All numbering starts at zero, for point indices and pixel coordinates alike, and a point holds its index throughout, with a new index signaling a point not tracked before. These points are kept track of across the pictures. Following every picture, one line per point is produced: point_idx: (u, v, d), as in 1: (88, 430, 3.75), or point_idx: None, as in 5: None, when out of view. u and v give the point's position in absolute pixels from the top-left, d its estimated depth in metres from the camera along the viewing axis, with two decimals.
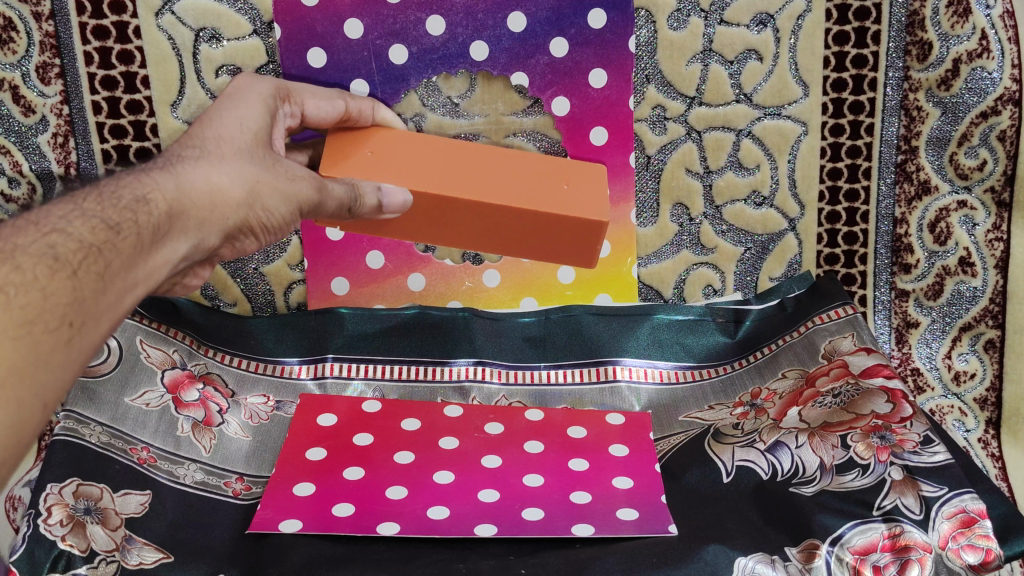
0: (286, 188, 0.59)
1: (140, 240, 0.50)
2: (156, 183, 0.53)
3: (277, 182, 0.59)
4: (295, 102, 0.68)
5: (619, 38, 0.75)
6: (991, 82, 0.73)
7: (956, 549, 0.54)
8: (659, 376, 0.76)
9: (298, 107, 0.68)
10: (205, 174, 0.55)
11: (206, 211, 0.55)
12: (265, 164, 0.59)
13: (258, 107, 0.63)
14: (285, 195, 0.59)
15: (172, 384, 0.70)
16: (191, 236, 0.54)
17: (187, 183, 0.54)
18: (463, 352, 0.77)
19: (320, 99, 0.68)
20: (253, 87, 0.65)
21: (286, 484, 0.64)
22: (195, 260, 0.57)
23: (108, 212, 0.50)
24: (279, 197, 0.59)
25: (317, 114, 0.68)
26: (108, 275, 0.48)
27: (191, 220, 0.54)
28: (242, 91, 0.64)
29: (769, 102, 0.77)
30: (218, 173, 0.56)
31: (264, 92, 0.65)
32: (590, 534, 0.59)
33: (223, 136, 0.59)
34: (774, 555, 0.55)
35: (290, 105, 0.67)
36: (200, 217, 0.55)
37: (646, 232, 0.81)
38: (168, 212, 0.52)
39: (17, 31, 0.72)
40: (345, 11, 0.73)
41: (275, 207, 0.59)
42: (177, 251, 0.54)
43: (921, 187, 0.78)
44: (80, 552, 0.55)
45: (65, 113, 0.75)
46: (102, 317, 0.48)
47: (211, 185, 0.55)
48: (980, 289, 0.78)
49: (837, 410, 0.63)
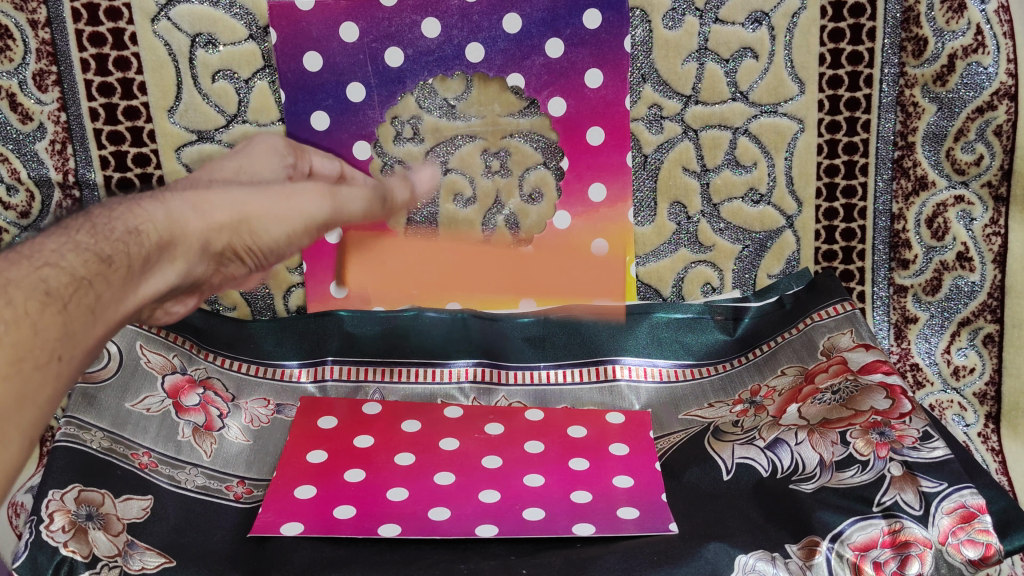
0: (287, 211, 0.57)
1: (129, 273, 0.51)
2: (148, 214, 0.53)
3: (275, 203, 0.57)
4: (304, 159, 0.72)
5: (614, 38, 0.75)
6: (987, 77, 0.73)
7: (957, 544, 0.54)
8: (659, 375, 0.76)
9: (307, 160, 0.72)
10: (196, 207, 0.55)
11: (200, 237, 0.54)
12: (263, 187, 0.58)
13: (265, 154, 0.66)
14: (287, 219, 0.57)
15: (173, 389, 0.70)
16: (179, 264, 0.54)
17: (179, 210, 0.54)
18: (460, 352, 0.77)
19: (325, 158, 0.74)
20: (263, 149, 0.69)
21: (287, 487, 0.64)
22: (182, 288, 0.57)
23: (100, 244, 0.50)
24: (280, 217, 0.57)
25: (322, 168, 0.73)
26: (97, 302, 0.49)
27: (182, 247, 0.54)
28: (251, 153, 0.68)
29: (765, 99, 0.77)
30: (212, 203, 0.55)
31: (274, 144, 0.70)
32: (592, 533, 0.59)
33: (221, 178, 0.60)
34: (774, 552, 0.55)
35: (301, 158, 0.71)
36: (193, 244, 0.54)
37: (645, 230, 0.81)
38: (157, 243, 0.52)
39: (14, 39, 0.73)
40: (339, 14, 0.74)
41: (265, 229, 0.56)
42: (165, 280, 0.54)
43: (918, 183, 0.78)
44: (82, 557, 0.55)
45: (63, 120, 0.75)
46: (93, 343, 0.49)
47: (205, 212, 0.55)
48: (978, 284, 0.78)
49: (837, 406, 0.63)
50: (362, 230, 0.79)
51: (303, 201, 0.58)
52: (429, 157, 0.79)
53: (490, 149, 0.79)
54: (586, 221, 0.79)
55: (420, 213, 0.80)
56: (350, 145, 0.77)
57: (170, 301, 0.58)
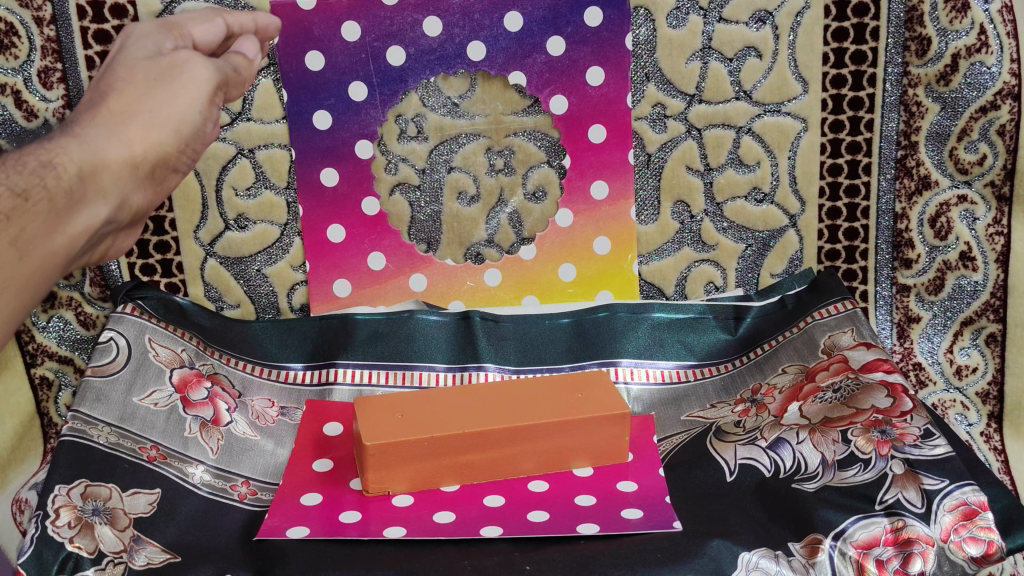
0: (185, 103, 0.56)
1: (52, 209, 0.50)
2: (61, 147, 0.51)
3: (174, 102, 0.56)
4: (185, 34, 0.62)
5: (615, 36, 0.75)
6: (990, 77, 0.73)
7: (959, 541, 0.54)
8: (661, 376, 0.76)
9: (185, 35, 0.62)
10: (112, 129, 0.53)
11: (125, 164, 0.54)
12: (159, 84, 0.56)
13: (152, 36, 0.60)
14: (184, 112, 0.56)
15: (181, 383, 0.70)
16: (111, 195, 0.53)
17: (95, 138, 0.53)
18: (464, 357, 0.76)
19: (204, 23, 0.63)
20: (135, 40, 0.60)
21: (294, 494, 0.63)
22: (121, 218, 0.57)
23: (14, 178, 0.49)
24: (179, 120, 0.56)
25: (203, 39, 0.63)
26: (20, 241, 0.49)
27: (109, 177, 0.53)
28: (124, 48, 0.59)
29: (768, 98, 0.78)
30: (124, 124, 0.54)
31: (145, 29, 0.61)
32: (596, 531, 0.57)
33: (118, 70, 0.56)
34: (778, 550, 0.55)
35: (177, 38, 0.61)
36: (122, 172, 0.53)
37: (647, 229, 0.81)
38: (78, 175, 0.51)
39: (19, 36, 0.72)
40: (341, 14, 0.74)
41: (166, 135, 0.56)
42: (98, 215, 0.53)
43: (922, 183, 0.78)
44: (88, 553, 0.55)
45: (67, 117, 0.75)
46: (23, 285, 0.50)
47: (121, 136, 0.53)
48: (982, 283, 0.78)
49: (838, 405, 0.63)
50: (362, 230, 0.79)
51: (197, 88, 0.57)
52: (433, 157, 0.79)
53: (493, 147, 0.79)
54: (587, 219, 0.80)
55: (423, 211, 0.80)
56: (352, 144, 0.77)
57: (109, 233, 0.58)
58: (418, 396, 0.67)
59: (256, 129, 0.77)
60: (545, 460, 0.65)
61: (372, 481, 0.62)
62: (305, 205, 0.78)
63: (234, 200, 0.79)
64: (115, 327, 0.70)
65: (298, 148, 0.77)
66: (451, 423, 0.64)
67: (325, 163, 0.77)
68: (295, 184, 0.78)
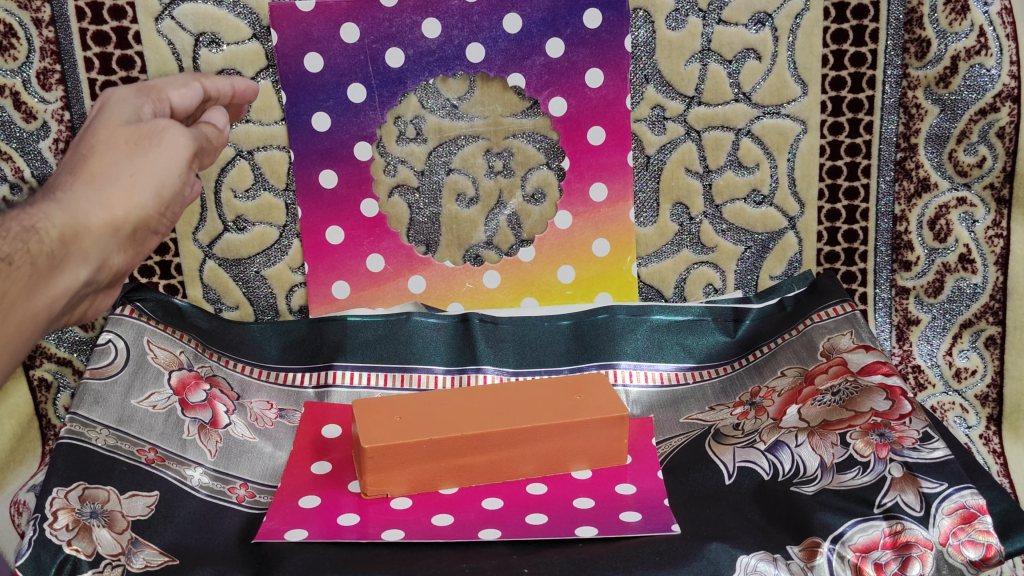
0: (168, 166, 0.55)
1: (34, 271, 0.49)
2: (44, 212, 0.50)
3: (157, 165, 0.54)
4: (164, 97, 0.62)
5: (615, 38, 0.75)
6: (990, 79, 0.73)
7: (957, 545, 0.54)
8: (660, 378, 0.76)
9: (165, 100, 0.62)
10: (93, 193, 0.52)
11: (108, 226, 0.52)
12: (142, 147, 0.54)
13: (131, 98, 0.59)
14: (167, 177, 0.55)
15: (180, 385, 0.70)
16: (92, 258, 0.52)
17: (79, 201, 0.51)
18: (463, 359, 0.76)
19: (182, 87, 0.63)
20: (114, 100, 0.58)
21: (292, 497, 0.63)
22: (100, 280, 0.55)
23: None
24: (162, 183, 0.54)
25: (182, 103, 0.63)
26: (1, 309, 0.48)
27: (90, 240, 0.52)
28: (102, 108, 0.58)
29: (767, 100, 0.77)
30: (105, 188, 0.52)
31: (123, 91, 0.60)
32: (595, 534, 0.57)
33: (102, 130, 0.55)
34: (776, 553, 0.55)
35: (158, 102, 0.61)
36: (104, 235, 0.52)
37: (646, 231, 0.81)
38: (61, 239, 0.50)
39: (18, 37, 0.72)
40: (340, 15, 0.74)
41: (149, 198, 0.54)
42: (77, 278, 0.52)
43: (921, 185, 0.77)
44: (86, 556, 0.55)
45: (66, 118, 0.75)
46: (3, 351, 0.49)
47: (103, 199, 0.52)
48: (980, 286, 0.78)
49: (837, 408, 0.63)
50: (360, 232, 0.79)
51: (181, 151, 0.56)
52: (432, 159, 0.79)
53: (493, 149, 0.79)
54: (586, 221, 0.80)
55: (422, 213, 0.80)
56: (351, 146, 0.77)
57: (90, 294, 0.57)
58: (417, 397, 0.67)
59: (255, 131, 0.77)
60: (544, 463, 0.65)
61: (370, 484, 0.62)
62: (304, 206, 0.78)
63: (233, 202, 0.79)
64: (113, 330, 0.70)
65: (297, 150, 0.77)
66: (450, 426, 0.64)
67: (323, 165, 0.77)
68: (294, 185, 0.78)
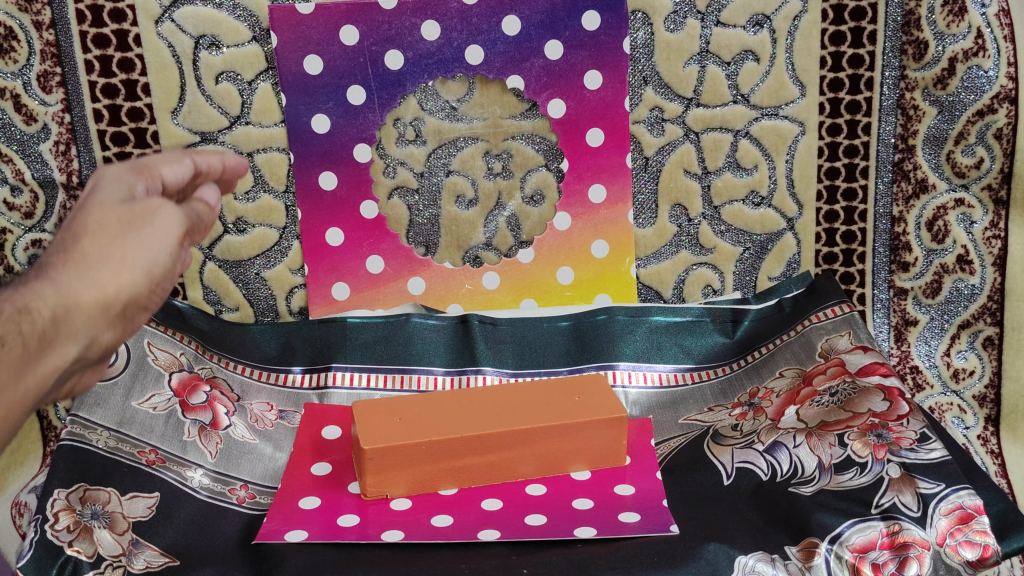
0: (167, 244, 0.47)
1: (24, 354, 0.41)
2: (34, 290, 0.42)
3: (158, 243, 0.46)
4: (150, 170, 0.52)
5: (613, 40, 0.76)
6: (987, 81, 0.73)
7: (954, 545, 0.54)
8: (658, 379, 0.76)
9: (156, 178, 0.52)
10: (76, 271, 0.43)
11: (97, 306, 0.44)
12: (132, 224, 0.46)
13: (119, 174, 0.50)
14: (165, 255, 0.47)
15: (180, 386, 0.70)
16: (82, 338, 0.44)
17: (67, 280, 0.43)
18: (462, 360, 0.77)
19: (171, 161, 0.54)
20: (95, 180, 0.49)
21: (292, 498, 0.63)
22: (83, 364, 0.46)
23: None
24: (156, 261, 0.46)
25: (173, 180, 0.53)
26: None
27: (81, 319, 0.43)
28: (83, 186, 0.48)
29: (766, 101, 0.78)
30: (96, 265, 0.44)
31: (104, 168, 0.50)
32: (594, 535, 0.58)
33: (92, 204, 0.46)
34: (774, 554, 0.55)
35: (149, 181, 0.51)
36: (94, 314, 0.44)
37: (645, 233, 0.81)
38: (53, 318, 0.42)
39: (18, 40, 0.72)
40: (340, 18, 0.74)
41: (147, 279, 0.46)
42: (67, 358, 0.43)
43: (919, 186, 0.78)
44: (87, 557, 0.55)
45: (66, 121, 0.75)
46: None
47: (94, 276, 0.44)
48: (979, 286, 0.78)
49: (835, 408, 0.63)
50: (361, 234, 0.79)
51: (174, 228, 0.47)
52: (431, 160, 0.79)
53: (492, 151, 0.79)
54: (586, 222, 0.80)
55: (422, 214, 0.80)
56: (350, 148, 0.77)
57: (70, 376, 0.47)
58: (416, 398, 0.68)
59: (255, 133, 0.77)
60: (543, 463, 0.65)
61: (370, 485, 0.62)
62: (304, 208, 0.78)
63: (233, 204, 0.79)
64: None
65: (297, 152, 0.77)
66: (450, 427, 0.64)
67: (323, 167, 0.77)
68: (294, 187, 0.78)
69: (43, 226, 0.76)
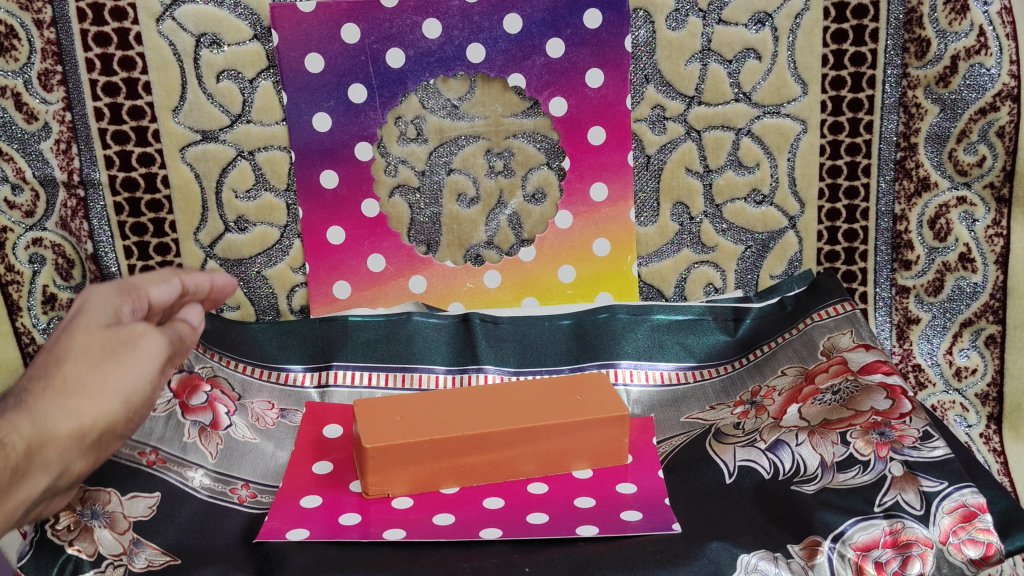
0: (148, 373, 0.47)
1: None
2: (10, 421, 0.43)
3: (138, 372, 0.47)
4: (142, 294, 0.53)
5: (615, 38, 0.75)
6: (990, 78, 0.73)
7: (958, 544, 0.54)
8: (660, 378, 0.76)
9: (143, 298, 0.53)
10: (55, 401, 0.44)
11: (73, 437, 0.44)
12: (116, 354, 0.46)
13: (108, 298, 0.50)
14: (144, 384, 0.47)
15: (180, 387, 0.69)
16: (53, 468, 0.44)
17: (46, 410, 0.44)
18: (463, 359, 0.77)
19: (160, 283, 0.55)
20: (86, 304, 0.50)
21: (293, 497, 0.63)
22: (53, 490, 0.47)
23: None
24: (135, 390, 0.47)
25: (159, 301, 0.54)
26: None
27: (55, 451, 0.44)
28: (76, 309, 0.49)
29: (767, 100, 0.78)
30: (75, 394, 0.44)
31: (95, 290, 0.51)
32: (596, 533, 0.57)
33: (76, 329, 0.47)
34: (777, 552, 0.55)
35: (135, 301, 0.52)
36: (68, 445, 0.44)
37: (647, 231, 0.81)
38: (26, 450, 0.43)
39: (19, 38, 0.72)
40: (341, 16, 0.74)
41: (123, 408, 0.46)
42: (36, 487, 0.44)
43: (920, 184, 0.78)
44: (88, 556, 0.56)
45: (67, 120, 0.74)
46: None
47: (73, 405, 0.44)
48: (981, 284, 0.78)
49: (837, 407, 0.63)
50: (362, 232, 0.79)
51: (157, 358, 0.48)
52: (432, 159, 0.79)
53: (493, 149, 0.79)
54: (587, 221, 0.80)
55: (423, 213, 0.80)
56: (352, 146, 0.77)
57: (42, 503, 0.48)
58: (418, 397, 0.67)
59: (256, 131, 0.77)
60: (545, 462, 0.65)
61: (372, 483, 0.62)
62: (305, 206, 0.78)
63: (234, 202, 0.79)
64: None
65: (298, 150, 0.77)
66: (451, 425, 0.64)
67: (325, 165, 0.77)
68: (295, 186, 0.78)
69: (45, 224, 0.75)
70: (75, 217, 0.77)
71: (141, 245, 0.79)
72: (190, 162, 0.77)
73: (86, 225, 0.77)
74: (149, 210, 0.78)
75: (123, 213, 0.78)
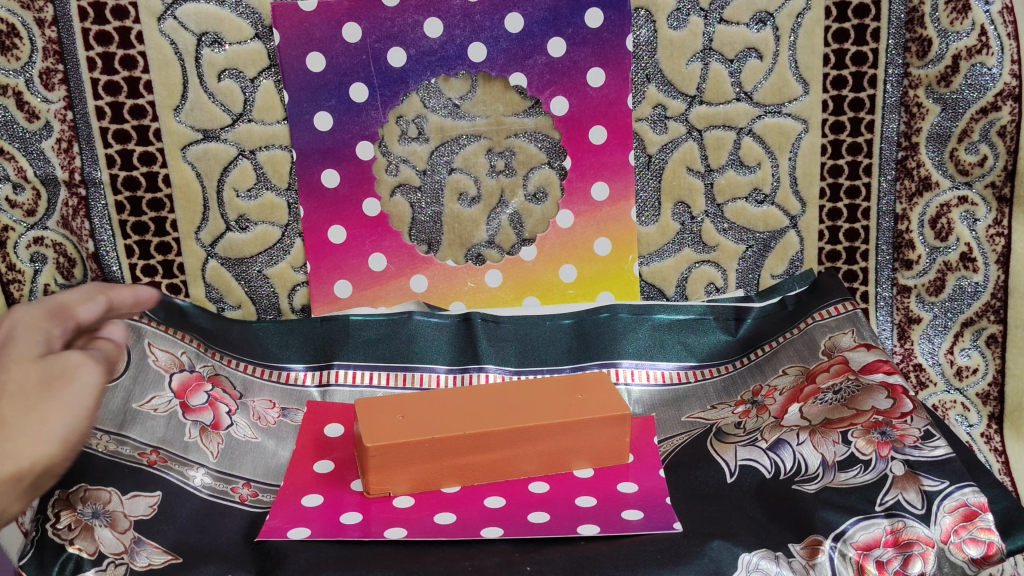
0: (84, 409, 0.45)
1: None
2: None
3: (71, 405, 0.45)
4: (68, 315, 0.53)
5: (616, 37, 0.75)
6: (991, 78, 0.73)
7: (959, 543, 0.54)
8: (661, 377, 0.76)
9: (71, 320, 0.53)
10: None
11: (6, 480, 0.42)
12: (50, 388, 0.45)
13: (37, 332, 0.50)
14: (80, 421, 0.45)
15: (181, 387, 0.70)
16: None
17: None
18: (465, 358, 0.77)
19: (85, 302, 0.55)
20: (15, 335, 0.49)
21: (294, 496, 0.63)
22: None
23: None
24: (72, 428, 0.45)
25: (88, 319, 0.54)
26: None
27: None
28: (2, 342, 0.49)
29: (769, 99, 0.78)
30: (11, 435, 0.43)
31: (24, 316, 0.51)
32: (597, 532, 0.57)
33: (9, 363, 0.46)
34: (778, 551, 0.55)
35: (65, 324, 0.52)
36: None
37: (648, 230, 0.81)
38: None
39: (20, 37, 0.72)
40: (342, 15, 0.74)
41: (59, 448, 0.44)
42: None
43: (922, 184, 0.78)
44: (89, 555, 0.55)
45: (69, 118, 0.74)
46: None
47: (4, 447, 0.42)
48: (982, 284, 0.78)
49: (838, 406, 0.63)
50: (363, 231, 0.79)
51: (93, 390, 0.46)
52: (434, 158, 0.79)
53: (494, 149, 0.79)
54: (588, 220, 0.80)
55: (424, 212, 0.80)
56: (353, 145, 0.77)
57: None
58: (419, 397, 0.67)
59: (257, 130, 0.77)
60: (546, 461, 0.65)
61: (373, 482, 0.62)
62: (306, 205, 0.78)
63: (235, 201, 0.79)
64: None
65: (299, 149, 0.77)
66: (452, 424, 0.64)
67: (326, 164, 0.77)
68: (296, 185, 0.78)
69: (46, 223, 0.76)
70: (76, 216, 0.77)
71: (143, 244, 0.79)
72: (191, 161, 0.77)
73: (87, 224, 0.77)
74: (150, 209, 0.78)
75: (125, 212, 0.78)
